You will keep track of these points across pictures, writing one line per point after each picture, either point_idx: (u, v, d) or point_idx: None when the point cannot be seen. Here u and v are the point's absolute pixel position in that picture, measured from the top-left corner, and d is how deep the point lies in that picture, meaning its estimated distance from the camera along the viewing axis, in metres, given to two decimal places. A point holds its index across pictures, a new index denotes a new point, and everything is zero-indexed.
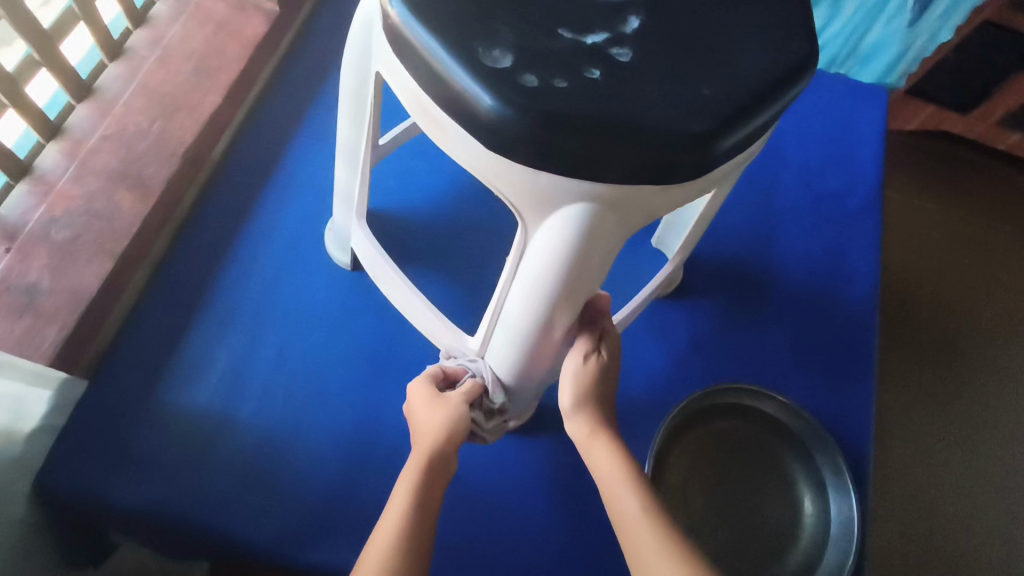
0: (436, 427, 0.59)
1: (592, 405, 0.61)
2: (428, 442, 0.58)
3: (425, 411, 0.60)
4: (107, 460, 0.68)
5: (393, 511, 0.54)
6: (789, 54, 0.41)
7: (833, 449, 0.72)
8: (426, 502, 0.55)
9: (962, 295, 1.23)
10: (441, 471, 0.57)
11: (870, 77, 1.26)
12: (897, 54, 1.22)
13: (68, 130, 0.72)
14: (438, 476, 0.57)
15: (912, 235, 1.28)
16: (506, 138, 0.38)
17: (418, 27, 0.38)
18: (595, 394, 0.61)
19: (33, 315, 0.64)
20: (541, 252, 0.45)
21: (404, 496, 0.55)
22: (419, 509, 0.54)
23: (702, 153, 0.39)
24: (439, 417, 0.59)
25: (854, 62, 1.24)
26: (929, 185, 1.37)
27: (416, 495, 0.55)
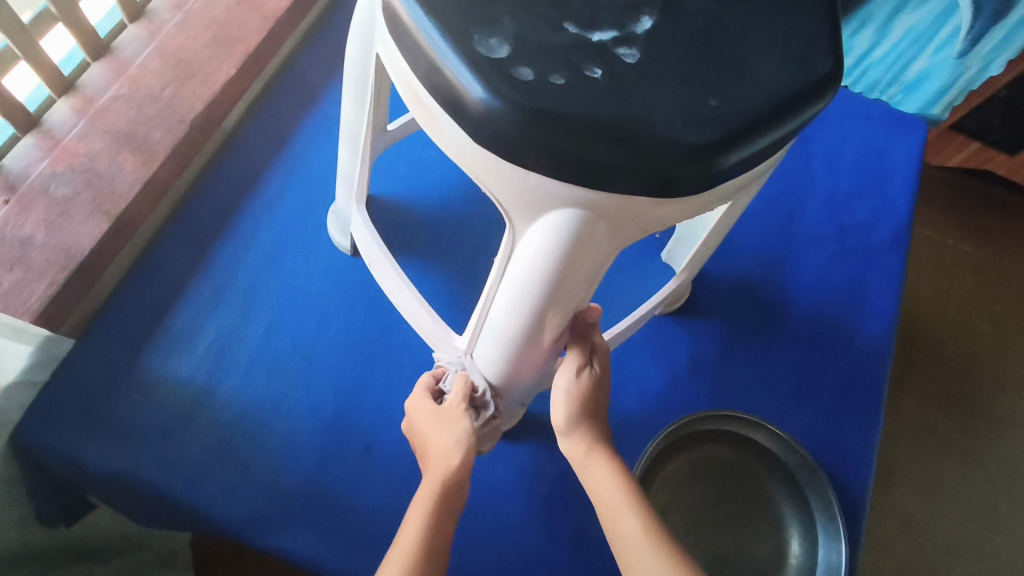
0: (450, 449, 0.57)
1: (588, 421, 0.59)
2: (444, 466, 0.56)
3: (437, 432, 0.58)
4: (84, 421, 0.67)
5: (407, 537, 0.52)
6: (812, 70, 0.39)
7: (824, 488, 0.69)
8: (439, 529, 0.53)
9: (978, 343, 1.21)
10: (455, 496, 0.56)
11: (913, 106, 1.22)
12: (937, 91, 1.17)
13: (81, 87, 0.72)
14: (453, 502, 0.55)
15: (933, 278, 1.27)
16: (495, 132, 0.36)
17: (414, 9, 0.36)
18: (590, 408, 0.59)
19: (24, 269, 0.63)
20: (528, 255, 0.42)
21: (419, 522, 0.53)
22: (433, 538, 0.52)
23: (702, 166, 0.36)
24: (454, 439, 0.57)
25: (898, 89, 1.21)
26: (953, 226, 1.34)
27: (430, 523, 0.53)
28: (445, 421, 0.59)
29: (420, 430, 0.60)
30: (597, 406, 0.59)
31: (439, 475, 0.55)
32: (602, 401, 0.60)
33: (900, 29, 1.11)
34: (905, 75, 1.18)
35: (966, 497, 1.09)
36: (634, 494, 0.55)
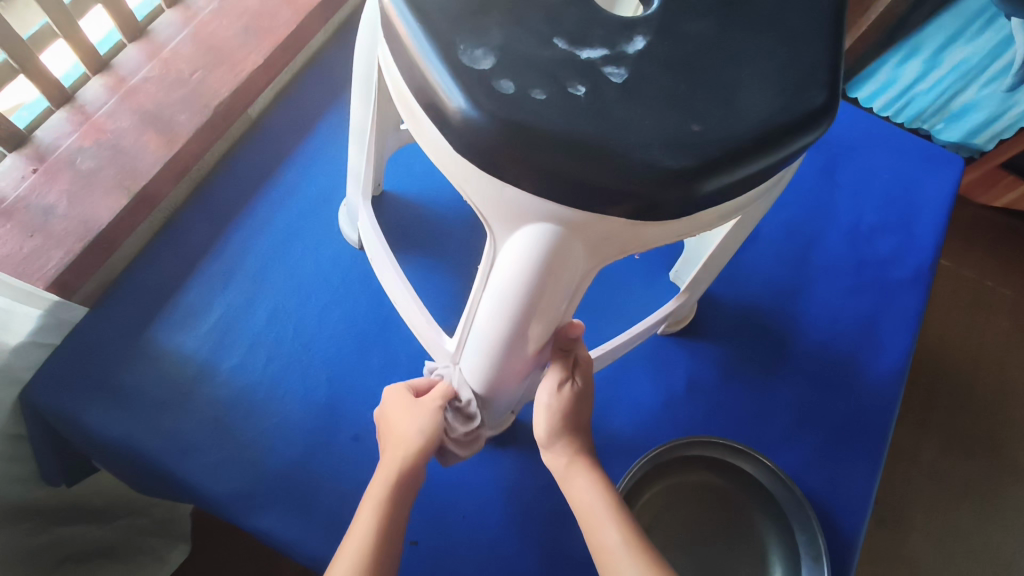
0: (410, 437, 0.58)
1: (571, 434, 0.59)
2: (402, 454, 0.58)
3: (402, 420, 0.59)
4: (87, 386, 0.69)
5: (365, 520, 0.54)
6: (805, 103, 0.38)
7: (812, 526, 0.67)
8: (395, 515, 0.55)
9: (997, 392, 1.19)
10: (410, 484, 0.57)
11: (955, 135, 1.21)
12: (982, 122, 1.15)
13: (115, 66, 0.75)
14: (409, 487, 0.57)
15: (959, 322, 1.24)
16: (474, 142, 0.36)
17: (406, 15, 0.37)
18: (573, 421, 0.58)
19: (43, 236, 0.65)
20: (507, 266, 0.42)
21: (374, 509, 0.54)
22: (388, 524, 0.54)
23: (679, 191, 0.36)
24: (416, 428, 0.59)
25: (940, 119, 1.19)
26: (986, 268, 1.30)
27: (385, 510, 0.55)
28: (415, 414, 0.59)
29: (385, 416, 0.61)
30: (579, 420, 0.59)
31: (396, 463, 0.57)
32: (584, 414, 0.60)
33: (950, 62, 1.09)
34: (950, 105, 1.16)
35: (970, 548, 1.08)
36: (615, 507, 0.55)
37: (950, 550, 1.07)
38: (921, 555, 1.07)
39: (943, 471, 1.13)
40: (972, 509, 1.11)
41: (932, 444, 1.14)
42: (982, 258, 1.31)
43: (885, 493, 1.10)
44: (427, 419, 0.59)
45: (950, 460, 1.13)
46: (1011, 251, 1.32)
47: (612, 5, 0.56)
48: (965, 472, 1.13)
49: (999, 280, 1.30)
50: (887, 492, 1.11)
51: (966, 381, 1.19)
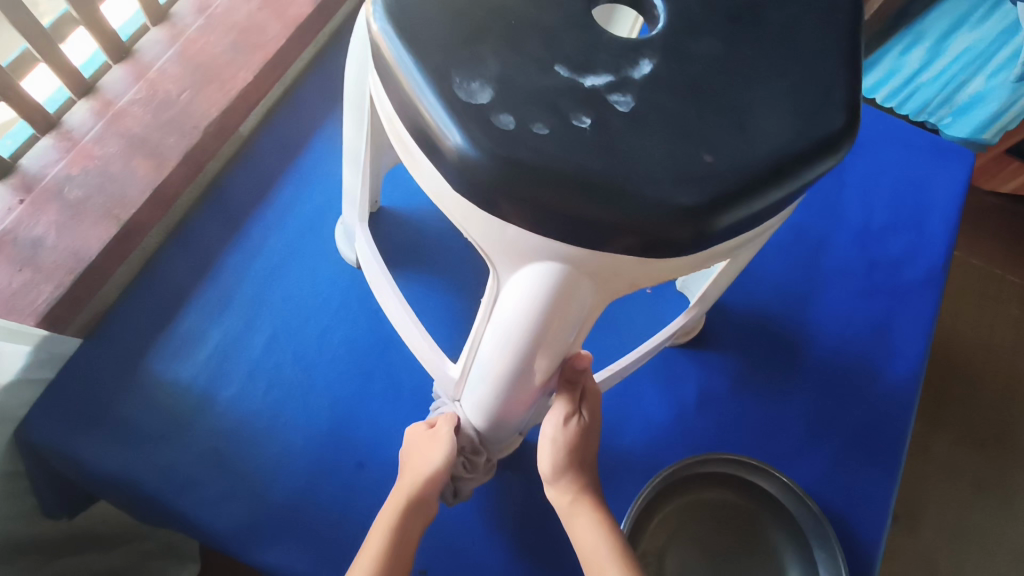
0: (421, 470, 0.57)
1: (577, 470, 0.57)
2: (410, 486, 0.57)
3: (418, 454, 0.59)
4: (85, 421, 0.68)
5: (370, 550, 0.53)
6: (822, 126, 0.36)
7: (833, 544, 0.65)
8: (400, 547, 0.54)
9: (1012, 384, 1.17)
10: (419, 515, 0.56)
11: (961, 131, 1.14)
12: (991, 114, 1.09)
13: (101, 89, 0.72)
14: (417, 518, 0.56)
15: (973, 314, 1.22)
16: (473, 181, 0.34)
17: (396, 45, 0.35)
18: (578, 457, 0.57)
19: (33, 270, 0.64)
20: (513, 304, 0.40)
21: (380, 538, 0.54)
22: (392, 557, 0.53)
23: (691, 228, 0.34)
24: (428, 462, 0.58)
25: (948, 111, 1.14)
26: (996, 258, 1.28)
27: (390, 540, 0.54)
28: (429, 448, 0.58)
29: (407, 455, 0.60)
30: (584, 455, 0.58)
31: (405, 493, 0.56)
32: (589, 449, 0.58)
33: (956, 48, 1.06)
34: (956, 96, 1.11)
35: (991, 545, 1.06)
36: (619, 553, 0.53)
37: (970, 548, 1.05)
38: (941, 554, 1.05)
39: (958, 464, 1.11)
40: (990, 504, 1.09)
41: (949, 440, 1.12)
42: (992, 248, 1.29)
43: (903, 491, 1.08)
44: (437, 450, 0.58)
45: (968, 455, 1.11)
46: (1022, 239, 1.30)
47: (609, 25, 0.57)
48: (984, 467, 1.11)
49: (1009, 268, 1.27)
50: (904, 491, 1.09)
51: (980, 374, 1.17)
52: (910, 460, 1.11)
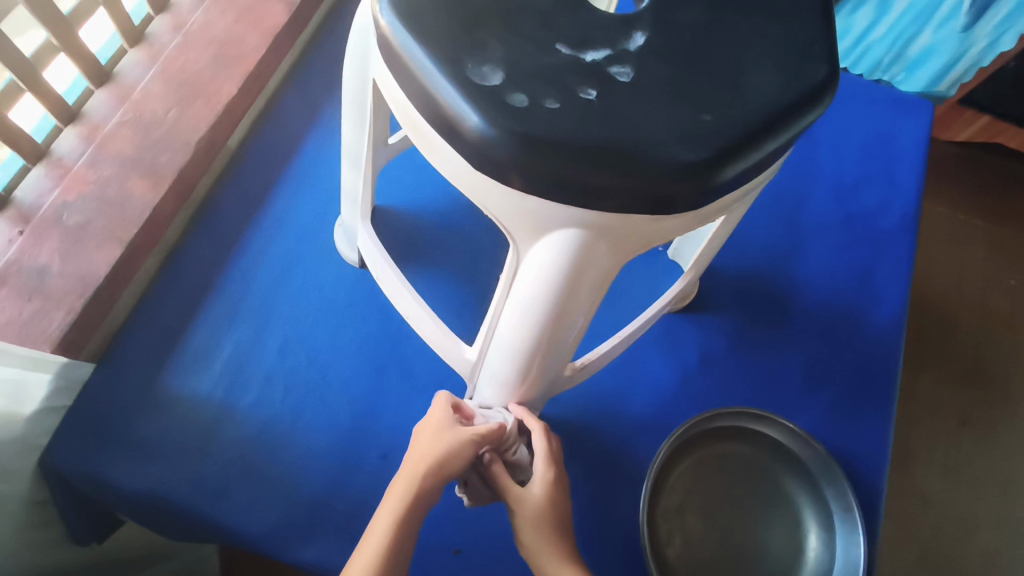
0: (431, 454, 0.53)
1: (551, 530, 0.55)
2: (416, 473, 0.51)
3: (429, 439, 0.54)
4: (107, 443, 0.68)
5: (372, 544, 0.48)
6: (807, 79, 0.39)
7: (841, 481, 0.69)
8: (402, 540, 0.49)
9: (983, 318, 1.23)
10: (424, 505, 0.51)
11: (918, 83, 1.20)
12: (945, 64, 1.14)
13: (86, 115, 0.73)
14: (422, 508, 0.51)
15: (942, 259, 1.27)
16: (492, 159, 0.36)
17: (407, 38, 0.36)
18: (552, 513, 0.56)
19: (42, 298, 0.64)
20: (534, 275, 0.43)
21: (381, 532, 0.48)
22: (393, 551, 0.48)
23: (699, 183, 0.36)
24: (439, 447, 0.53)
25: (901, 67, 1.19)
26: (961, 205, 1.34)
27: (393, 532, 0.49)
28: (447, 438, 0.54)
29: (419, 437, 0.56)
30: (557, 510, 0.56)
31: (411, 480, 0.51)
32: (561, 502, 0.57)
33: (901, 7, 1.08)
34: (908, 52, 1.15)
35: (983, 473, 1.12)
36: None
37: (961, 477, 1.11)
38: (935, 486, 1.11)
39: (944, 401, 1.16)
40: (975, 434, 1.14)
41: (934, 375, 1.17)
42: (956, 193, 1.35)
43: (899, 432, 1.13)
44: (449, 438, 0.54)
45: (958, 390, 1.17)
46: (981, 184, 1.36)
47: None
48: (969, 399, 1.17)
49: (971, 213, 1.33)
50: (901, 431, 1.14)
51: (955, 315, 1.23)
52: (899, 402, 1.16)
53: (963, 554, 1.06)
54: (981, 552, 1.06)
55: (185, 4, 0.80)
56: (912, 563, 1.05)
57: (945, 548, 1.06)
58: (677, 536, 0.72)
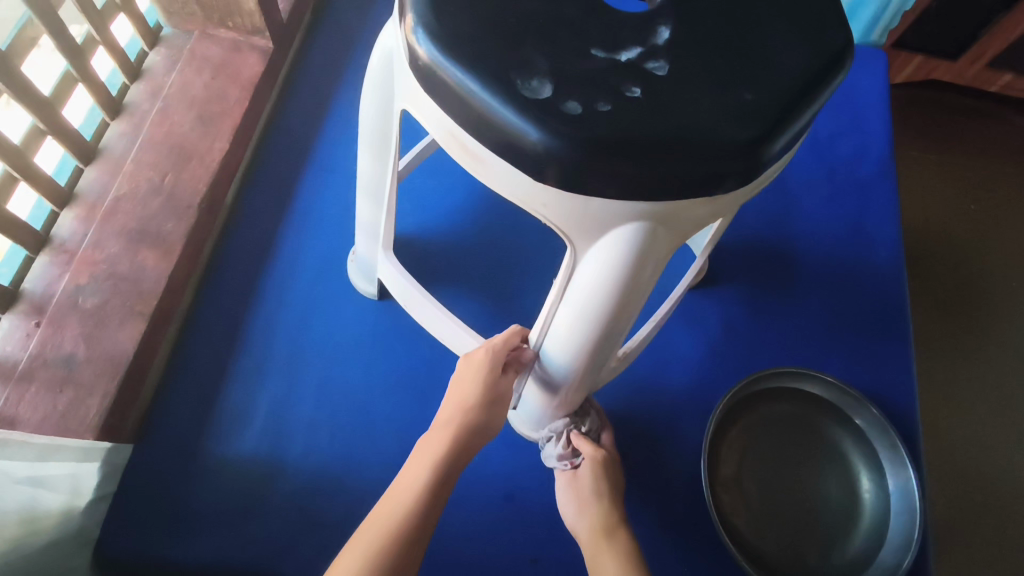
0: (466, 399, 0.59)
1: (605, 500, 0.63)
2: (457, 417, 0.59)
3: (468, 380, 0.59)
4: (160, 521, 0.65)
5: (411, 482, 0.56)
6: (824, 50, 0.41)
7: (884, 422, 0.73)
8: (440, 483, 0.56)
9: (982, 238, 1.13)
10: (464, 448, 0.58)
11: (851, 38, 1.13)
12: (876, 12, 1.08)
13: (80, 195, 0.71)
14: (462, 453, 0.58)
15: (923, 185, 1.18)
16: (552, 168, 0.37)
17: (450, 65, 0.38)
18: (609, 485, 0.64)
19: (74, 387, 0.63)
20: (592, 274, 0.44)
21: (423, 470, 0.57)
22: (432, 490, 0.56)
23: (749, 160, 0.38)
24: (472, 394, 0.59)
25: None
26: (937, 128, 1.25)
27: (435, 469, 0.56)
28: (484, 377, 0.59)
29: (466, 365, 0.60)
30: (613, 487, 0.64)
31: (453, 423, 0.58)
32: (615, 479, 0.65)
33: None
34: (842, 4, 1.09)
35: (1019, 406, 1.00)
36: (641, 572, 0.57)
37: (1006, 410, 1.00)
38: (982, 433, 0.98)
39: (962, 335, 1.05)
40: (999, 367, 1.03)
41: (941, 308, 1.06)
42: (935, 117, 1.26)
43: (924, 377, 1.01)
44: (477, 387, 0.59)
45: (965, 320, 1.06)
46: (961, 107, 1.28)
47: None
48: (982, 327, 1.06)
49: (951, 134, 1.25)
50: (926, 376, 1.01)
51: (962, 241, 1.13)
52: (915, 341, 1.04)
53: None
54: None
55: (158, 68, 0.79)
56: (968, 521, 0.91)
57: (1000, 500, 0.93)
58: (737, 501, 0.74)
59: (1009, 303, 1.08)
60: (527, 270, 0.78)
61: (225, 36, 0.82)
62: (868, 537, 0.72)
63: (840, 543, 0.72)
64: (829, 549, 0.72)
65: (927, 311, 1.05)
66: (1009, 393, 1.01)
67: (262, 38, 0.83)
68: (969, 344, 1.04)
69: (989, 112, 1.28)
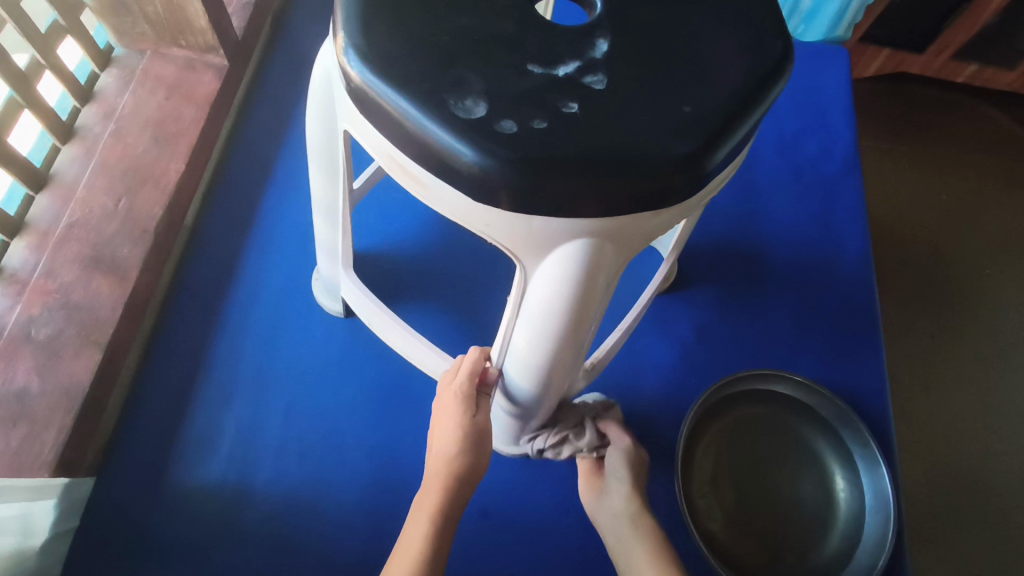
0: (444, 443, 0.58)
1: (635, 481, 0.64)
2: (444, 467, 0.58)
3: (446, 428, 0.58)
4: (124, 556, 0.63)
5: (411, 546, 0.56)
6: (763, 58, 0.41)
7: (856, 421, 0.73)
8: (438, 542, 0.56)
9: (951, 229, 1.14)
10: (457, 497, 0.58)
11: (816, 34, 1.13)
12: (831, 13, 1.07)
13: (32, 222, 0.70)
14: (456, 505, 0.58)
15: (892, 178, 1.19)
16: (493, 189, 0.37)
17: (383, 88, 0.37)
18: (639, 468, 0.65)
19: (29, 421, 0.62)
20: (544, 290, 0.43)
21: (422, 532, 0.56)
22: (432, 551, 0.55)
23: (691, 172, 0.37)
24: (449, 436, 0.58)
25: (798, 20, 1.11)
26: (905, 120, 1.26)
27: (433, 528, 0.56)
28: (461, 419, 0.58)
29: (440, 406, 0.60)
30: (644, 471, 0.66)
31: (442, 476, 0.58)
32: (646, 464, 0.66)
33: None
34: (802, 3, 1.08)
35: (993, 394, 1.01)
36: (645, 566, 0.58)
37: (981, 400, 1.00)
38: (958, 423, 0.98)
39: (936, 325, 1.05)
40: (972, 356, 1.03)
41: (913, 300, 1.06)
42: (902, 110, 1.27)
43: (899, 370, 1.02)
44: (455, 433, 0.58)
45: (938, 311, 1.06)
46: (928, 97, 1.29)
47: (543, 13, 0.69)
48: (955, 317, 1.06)
49: (919, 126, 1.26)
50: (901, 369, 1.02)
51: (933, 233, 1.13)
52: (888, 335, 1.04)
53: (1004, 487, 0.94)
54: (1013, 483, 0.94)
55: (110, 89, 0.78)
56: (947, 513, 0.91)
57: (978, 489, 0.93)
58: (714, 505, 0.74)
59: (982, 292, 1.09)
60: (494, 282, 0.77)
61: (178, 54, 0.81)
62: (844, 537, 0.71)
63: (818, 544, 0.72)
64: (806, 552, 0.72)
65: (901, 304, 1.06)
66: (985, 382, 1.01)
67: (216, 55, 0.81)
68: (944, 334, 1.04)
69: (954, 102, 1.29)
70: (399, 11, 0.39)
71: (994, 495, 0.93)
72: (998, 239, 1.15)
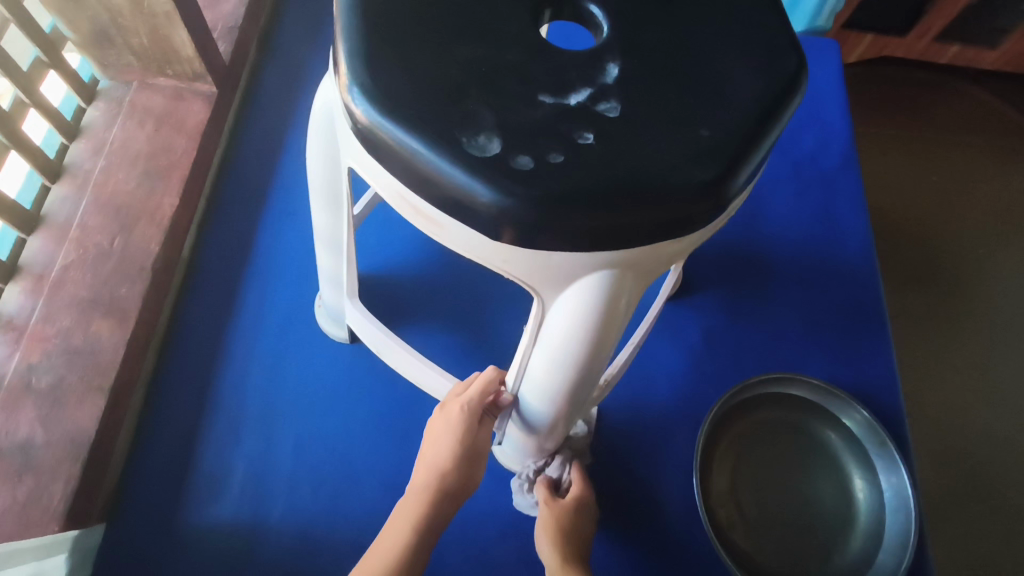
0: (438, 457, 0.58)
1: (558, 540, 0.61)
2: (433, 478, 0.57)
3: (438, 437, 0.58)
4: None
5: (385, 548, 0.55)
6: (776, 75, 0.40)
7: (874, 422, 0.72)
8: (416, 550, 0.55)
9: (949, 214, 1.14)
10: (444, 508, 0.57)
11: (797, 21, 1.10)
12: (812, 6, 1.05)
13: (25, 266, 0.69)
14: (441, 516, 0.57)
15: (890, 166, 1.18)
16: (511, 226, 0.35)
17: (389, 127, 0.36)
18: (562, 525, 0.62)
19: (35, 473, 0.60)
20: (563, 321, 0.42)
21: (399, 533, 0.56)
22: (408, 557, 0.55)
23: (713, 199, 0.36)
24: (444, 450, 0.57)
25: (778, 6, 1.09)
26: (897, 105, 1.26)
27: (410, 532, 0.56)
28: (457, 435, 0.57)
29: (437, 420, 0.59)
30: (574, 529, 0.62)
31: (429, 485, 0.57)
32: (577, 519, 0.63)
33: None
34: None
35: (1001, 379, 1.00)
36: None
37: (989, 385, 1.00)
38: (968, 411, 0.98)
39: (940, 313, 1.05)
40: (977, 342, 1.03)
41: (917, 289, 1.06)
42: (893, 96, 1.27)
43: (907, 360, 1.01)
44: (450, 446, 0.57)
45: (942, 298, 1.06)
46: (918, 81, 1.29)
47: None
48: (960, 303, 1.06)
49: (911, 110, 1.25)
50: (908, 359, 1.01)
51: (932, 220, 1.13)
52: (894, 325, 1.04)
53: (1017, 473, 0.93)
54: None
55: (98, 124, 0.76)
56: (962, 503, 0.91)
57: (992, 476, 0.93)
58: (733, 512, 0.73)
59: (984, 277, 1.08)
60: (500, 299, 0.76)
61: (165, 84, 0.79)
62: (867, 539, 0.71)
63: (840, 546, 0.72)
64: (828, 554, 0.71)
65: (904, 294, 1.05)
66: (993, 369, 1.01)
67: (204, 83, 0.79)
68: (949, 322, 1.04)
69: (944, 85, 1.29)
70: (402, 45, 0.38)
71: (1008, 481, 0.93)
72: (996, 222, 1.14)
